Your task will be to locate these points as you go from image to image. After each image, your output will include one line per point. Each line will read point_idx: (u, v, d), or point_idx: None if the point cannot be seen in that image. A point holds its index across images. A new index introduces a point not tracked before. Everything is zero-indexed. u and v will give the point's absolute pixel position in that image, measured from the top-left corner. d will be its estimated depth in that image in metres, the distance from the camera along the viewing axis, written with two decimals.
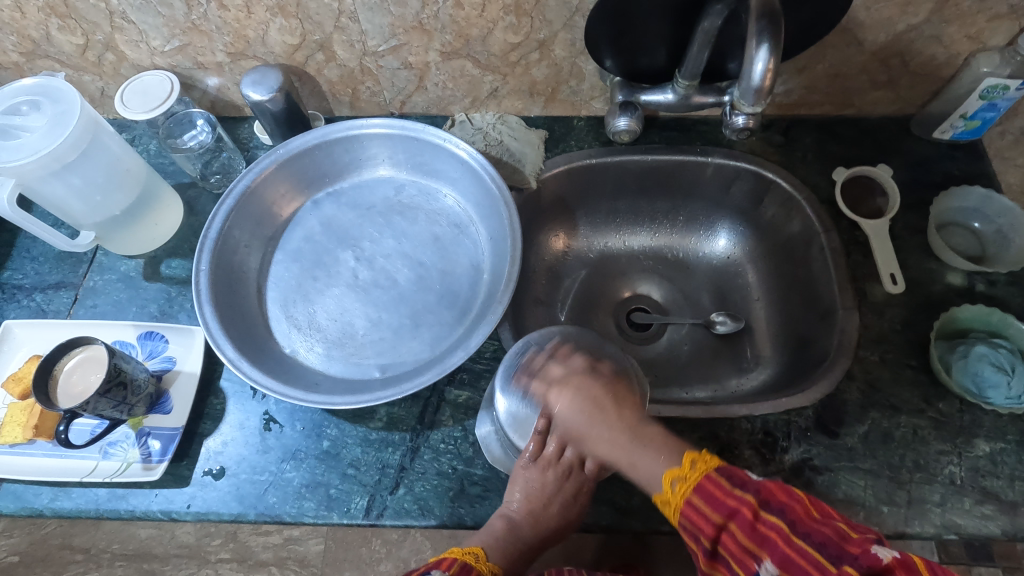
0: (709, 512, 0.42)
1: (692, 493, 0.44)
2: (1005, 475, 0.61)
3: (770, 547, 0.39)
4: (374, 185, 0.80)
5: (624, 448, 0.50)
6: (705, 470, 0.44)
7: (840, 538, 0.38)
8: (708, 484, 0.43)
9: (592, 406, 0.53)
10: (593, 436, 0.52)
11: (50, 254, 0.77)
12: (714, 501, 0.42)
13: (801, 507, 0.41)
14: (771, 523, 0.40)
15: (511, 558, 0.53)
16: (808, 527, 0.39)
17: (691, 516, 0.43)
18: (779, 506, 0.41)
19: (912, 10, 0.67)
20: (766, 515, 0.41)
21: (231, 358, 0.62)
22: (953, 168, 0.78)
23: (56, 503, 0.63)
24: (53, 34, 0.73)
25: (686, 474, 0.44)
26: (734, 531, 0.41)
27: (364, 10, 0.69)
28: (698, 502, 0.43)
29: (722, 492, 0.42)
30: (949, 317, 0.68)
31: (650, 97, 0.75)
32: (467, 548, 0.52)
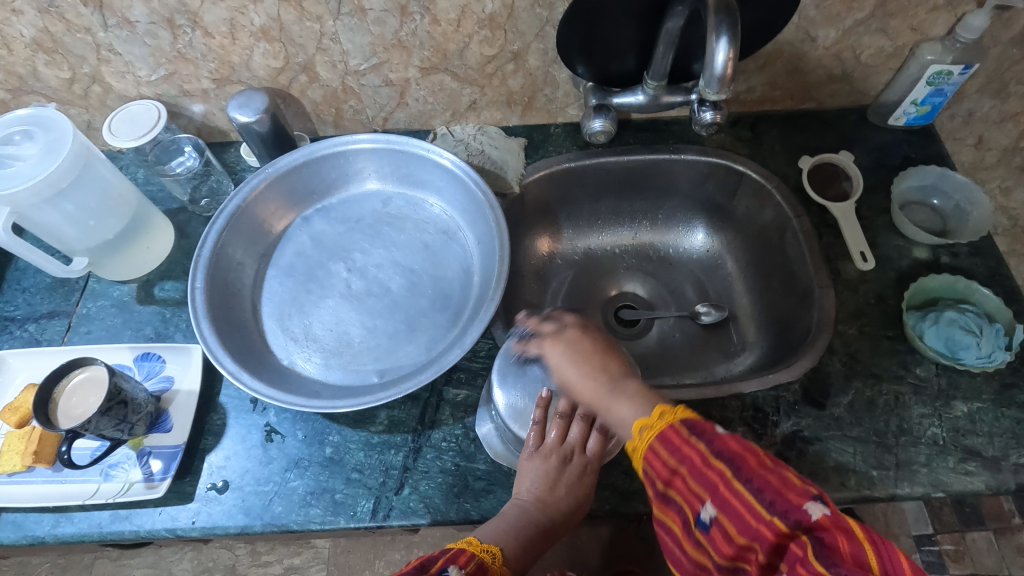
0: (668, 457, 0.46)
1: (655, 440, 0.47)
2: (984, 432, 0.64)
3: (714, 492, 0.43)
4: (362, 199, 0.83)
5: (600, 396, 0.53)
6: (670, 421, 0.47)
7: (782, 487, 0.41)
8: (669, 431, 0.46)
9: (583, 355, 0.55)
10: (579, 384, 0.54)
11: (42, 284, 0.77)
12: (671, 447, 0.46)
13: (751, 456, 0.43)
14: (717, 467, 0.43)
15: (526, 547, 0.53)
16: (752, 474, 0.42)
17: (652, 462, 0.47)
18: (731, 454, 0.43)
19: (858, 5, 0.72)
20: (715, 462, 0.43)
21: (231, 370, 0.63)
22: (910, 152, 0.83)
23: (59, 529, 0.62)
24: (40, 69, 0.75)
25: (653, 423, 0.48)
26: (685, 477, 0.45)
27: (345, 30, 0.72)
28: (658, 448, 0.46)
29: (679, 440, 0.45)
30: (918, 286, 0.71)
31: (622, 100, 0.78)
32: (484, 546, 0.52)
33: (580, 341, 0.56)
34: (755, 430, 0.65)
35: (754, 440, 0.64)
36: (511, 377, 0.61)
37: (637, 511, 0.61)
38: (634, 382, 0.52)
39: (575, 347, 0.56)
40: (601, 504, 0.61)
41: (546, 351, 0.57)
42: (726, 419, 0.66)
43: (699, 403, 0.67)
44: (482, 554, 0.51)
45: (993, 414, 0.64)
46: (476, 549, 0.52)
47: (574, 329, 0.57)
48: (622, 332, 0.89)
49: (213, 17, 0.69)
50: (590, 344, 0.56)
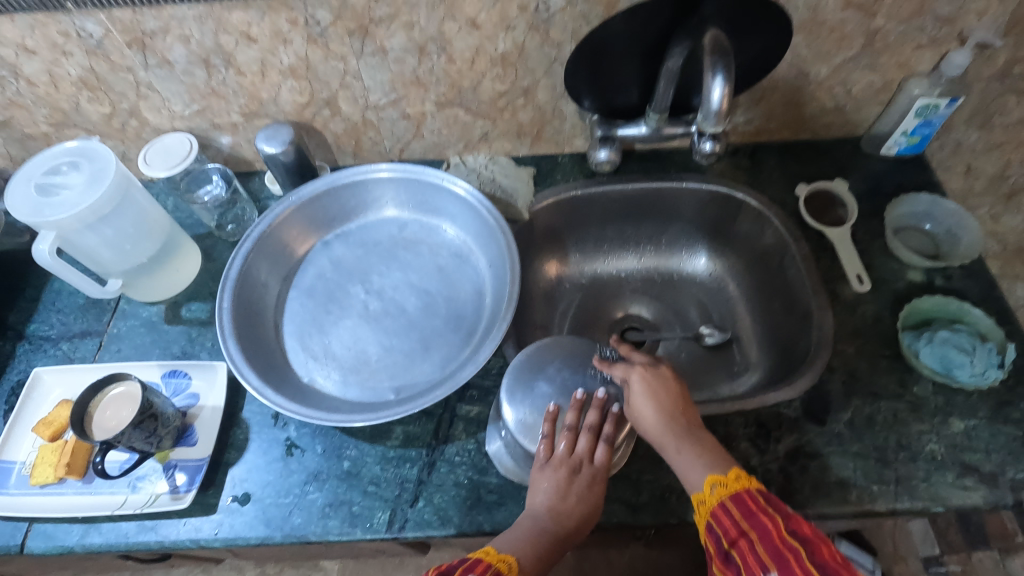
0: (740, 518, 0.53)
1: (727, 498, 0.54)
2: (981, 448, 0.66)
3: (783, 563, 0.48)
4: (379, 224, 0.87)
5: (668, 439, 0.59)
6: (745, 486, 0.55)
7: (849, 575, 0.46)
8: (744, 495, 0.54)
9: (666, 397, 0.61)
10: (647, 420, 0.60)
11: (75, 305, 0.81)
12: (747, 512, 0.53)
13: (821, 544, 0.49)
14: (792, 545, 0.49)
15: (539, 555, 0.55)
16: (823, 560, 0.48)
17: (720, 517, 0.54)
18: (802, 536, 0.50)
19: (846, 44, 0.77)
20: (789, 538, 0.49)
21: (256, 387, 0.66)
22: (903, 179, 0.87)
23: (86, 540, 0.65)
24: (83, 104, 0.80)
25: (726, 482, 0.55)
26: (753, 540, 0.50)
27: (367, 68, 0.77)
28: (731, 507, 0.54)
29: (756, 506, 0.53)
30: (912, 307, 0.74)
31: (626, 131, 0.82)
32: (501, 556, 0.55)
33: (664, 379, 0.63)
34: (758, 446, 0.67)
35: (757, 456, 0.66)
36: (519, 394, 0.62)
37: (645, 524, 0.63)
38: (706, 438, 0.60)
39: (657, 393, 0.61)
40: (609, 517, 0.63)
41: (634, 379, 0.62)
42: (730, 435, 0.68)
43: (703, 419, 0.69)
44: (498, 564, 0.54)
45: (989, 430, 0.66)
46: (493, 558, 0.55)
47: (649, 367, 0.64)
48: None
49: (246, 57, 0.75)
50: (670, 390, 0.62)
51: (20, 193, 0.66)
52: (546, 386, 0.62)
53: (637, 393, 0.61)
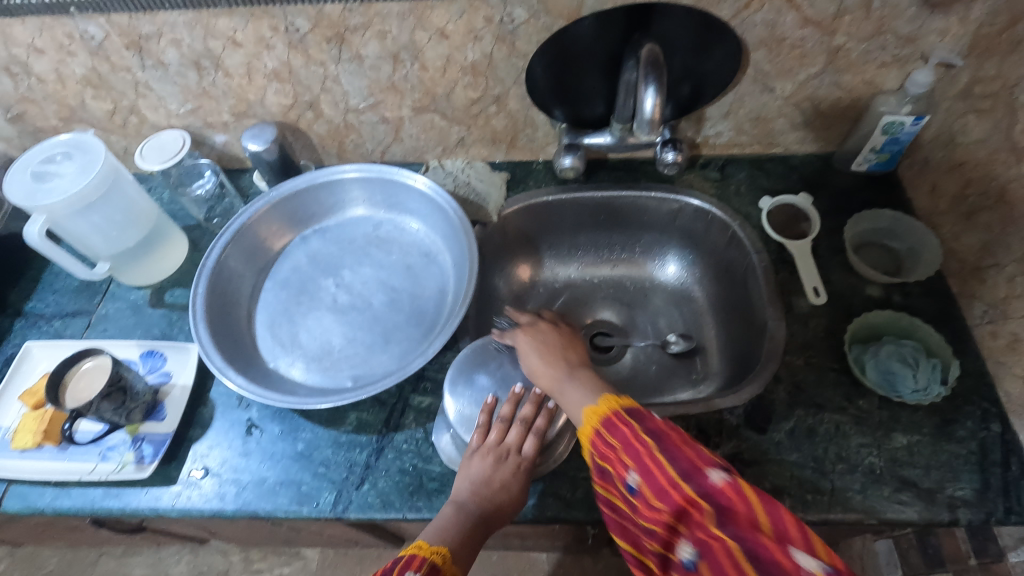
0: (608, 436, 0.57)
1: (599, 423, 0.58)
2: (921, 464, 0.66)
3: (636, 463, 0.54)
4: (355, 222, 0.91)
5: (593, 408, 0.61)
6: (613, 407, 0.58)
7: (690, 458, 0.52)
8: (613, 417, 0.57)
9: (546, 348, 0.68)
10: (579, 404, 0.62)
11: (70, 287, 0.87)
12: (612, 429, 0.56)
13: (677, 439, 0.54)
14: (645, 442, 0.54)
15: (465, 539, 0.58)
16: (672, 446, 0.53)
17: (598, 444, 0.58)
18: (655, 430, 0.54)
19: (809, 61, 0.78)
20: (643, 437, 0.54)
21: (219, 367, 0.71)
22: (871, 196, 0.87)
23: (57, 502, 0.69)
24: (88, 101, 0.87)
25: (598, 409, 0.59)
26: (620, 450, 0.55)
27: (345, 74, 0.82)
28: (603, 430, 0.57)
29: (618, 421, 0.56)
30: (861, 321, 0.75)
31: (592, 139, 0.85)
32: (434, 548, 0.57)
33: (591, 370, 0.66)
34: None
35: None
36: (461, 385, 0.66)
37: (577, 519, 0.65)
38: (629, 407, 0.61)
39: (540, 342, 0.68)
40: (543, 511, 0.65)
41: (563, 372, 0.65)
42: None
43: None
44: (433, 556, 0.56)
45: (931, 447, 0.66)
46: (427, 551, 0.56)
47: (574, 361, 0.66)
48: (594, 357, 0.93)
49: (233, 60, 0.80)
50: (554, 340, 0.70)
51: (18, 179, 0.72)
52: (486, 379, 0.66)
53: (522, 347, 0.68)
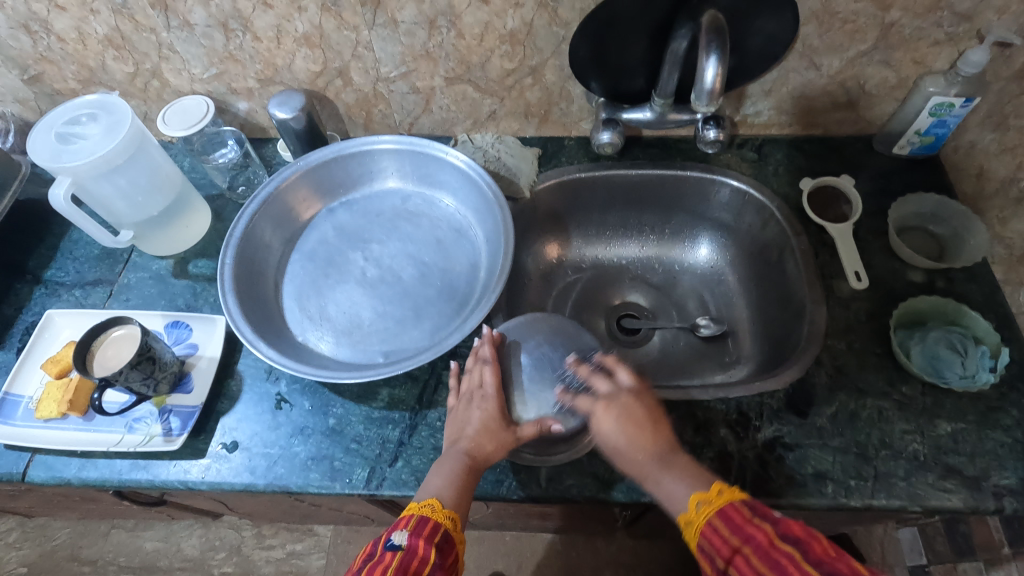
0: (729, 534, 0.48)
1: (714, 515, 0.50)
2: (966, 451, 0.65)
3: (778, 574, 0.43)
4: (383, 195, 0.89)
5: (647, 470, 0.56)
6: (732, 500, 0.50)
7: (851, 573, 0.41)
8: (729, 510, 0.49)
9: (635, 424, 0.58)
10: (627, 455, 0.58)
11: (90, 255, 0.85)
12: (733, 526, 0.48)
13: (817, 543, 0.44)
14: (785, 552, 0.44)
15: (444, 480, 0.58)
16: (821, 559, 0.43)
17: (710, 538, 0.49)
18: (795, 537, 0.45)
19: (860, 37, 0.76)
20: (781, 544, 0.45)
21: (250, 339, 0.69)
22: (912, 180, 0.85)
23: (83, 473, 0.68)
24: (109, 63, 0.84)
25: (712, 498, 0.51)
26: (748, 555, 0.46)
27: (379, 40, 0.79)
28: (719, 524, 0.49)
29: (743, 519, 0.48)
30: (907, 306, 0.73)
31: (631, 115, 0.83)
32: (421, 498, 0.58)
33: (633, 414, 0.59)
34: (736, 433, 0.67)
35: (735, 442, 0.67)
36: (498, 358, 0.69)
37: (616, 500, 0.64)
38: (683, 459, 0.57)
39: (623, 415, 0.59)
40: (581, 491, 0.64)
41: (599, 414, 0.59)
42: (710, 420, 0.68)
43: (684, 403, 0.69)
44: (422, 509, 0.56)
45: (977, 434, 0.65)
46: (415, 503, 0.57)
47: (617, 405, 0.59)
48: (622, 339, 0.92)
49: (263, 23, 0.77)
50: (641, 411, 0.59)
51: (42, 140, 0.69)
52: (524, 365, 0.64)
53: (603, 429, 0.59)
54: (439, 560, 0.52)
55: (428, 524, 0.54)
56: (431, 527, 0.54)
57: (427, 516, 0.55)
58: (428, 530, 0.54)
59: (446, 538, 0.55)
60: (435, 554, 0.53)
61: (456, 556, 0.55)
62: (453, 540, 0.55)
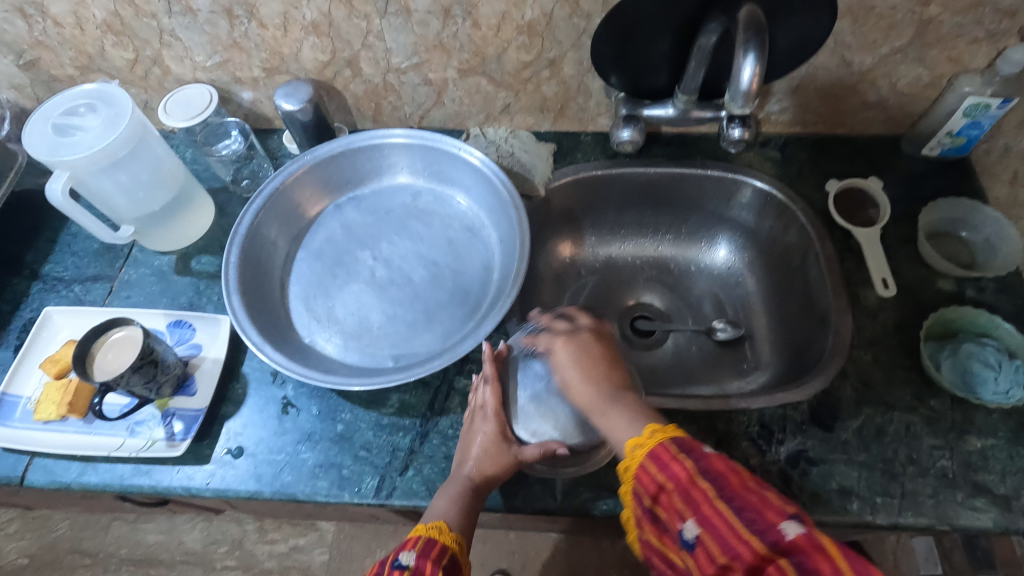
0: (656, 473, 0.47)
1: (646, 457, 0.48)
2: (997, 470, 0.62)
3: (699, 513, 0.43)
4: (393, 191, 0.86)
5: (597, 402, 0.56)
6: (662, 440, 0.48)
7: (762, 504, 0.42)
8: (659, 448, 0.48)
9: (590, 360, 0.59)
10: (577, 388, 0.57)
11: (90, 250, 0.82)
12: (660, 463, 0.47)
13: (736, 476, 0.44)
14: (704, 487, 0.44)
15: (449, 505, 0.56)
16: (734, 493, 0.43)
17: (642, 477, 0.48)
18: (713, 473, 0.44)
19: (895, 34, 0.72)
20: (700, 479, 0.44)
21: (256, 342, 0.66)
22: (942, 183, 0.83)
23: (84, 478, 0.66)
24: (108, 49, 0.80)
25: (644, 441, 0.49)
26: (670, 493, 0.46)
27: (390, 29, 0.76)
28: (648, 465, 0.48)
29: (669, 456, 0.47)
30: (938, 316, 0.71)
31: (651, 112, 0.79)
32: (428, 520, 0.55)
33: (589, 349, 0.60)
34: (759, 446, 0.65)
35: (757, 456, 0.64)
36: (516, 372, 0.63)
37: (634, 515, 0.62)
38: (630, 396, 0.55)
39: (577, 353, 0.59)
40: (599, 506, 0.63)
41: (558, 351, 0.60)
42: (731, 433, 0.66)
43: (704, 415, 0.67)
44: (429, 531, 0.53)
45: (1008, 452, 0.63)
46: (422, 527, 0.54)
47: (568, 335, 0.61)
48: (636, 343, 0.89)
49: (269, 9, 0.74)
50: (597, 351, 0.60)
51: (38, 132, 0.66)
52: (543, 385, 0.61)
53: (566, 376, 0.58)
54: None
55: (435, 546, 0.52)
56: (437, 549, 0.51)
57: (433, 537, 0.53)
58: (435, 553, 0.51)
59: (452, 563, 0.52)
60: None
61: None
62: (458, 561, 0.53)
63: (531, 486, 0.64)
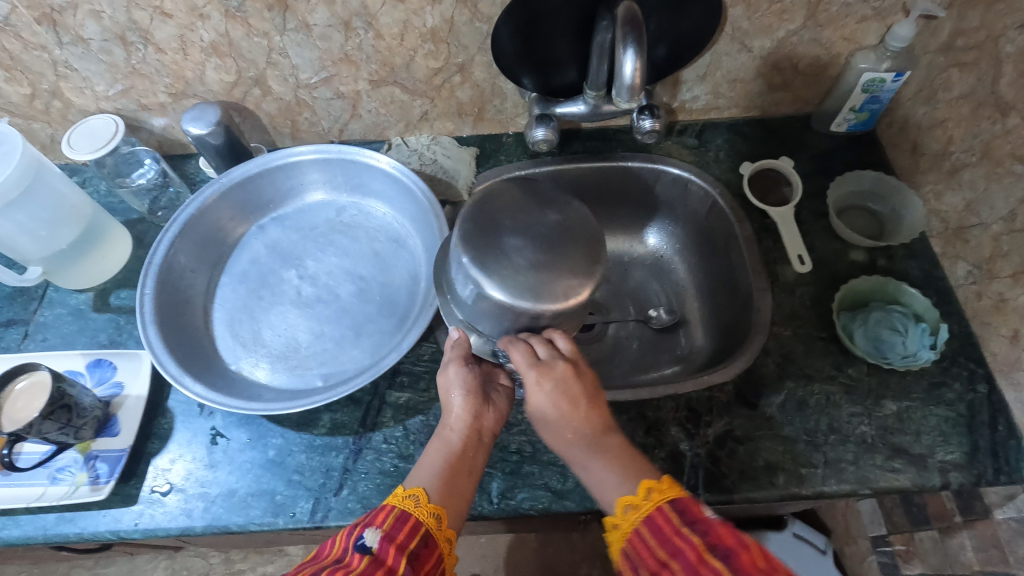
0: (656, 547, 0.46)
1: (642, 523, 0.48)
2: (912, 430, 0.65)
3: None
4: (316, 208, 0.85)
5: (575, 450, 0.56)
6: (660, 502, 0.49)
7: None
8: (658, 518, 0.48)
9: (568, 401, 0.56)
10: (558, 425, 0.56)
11: (1, 294, 0.79)
12: (661, 537, 0.46)
13: (747, 555, 0.42)
14: (712, 565, 0.42)
15: (434, 475, 0.55)
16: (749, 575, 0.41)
17: (637, 545, 0.48)
18: (722, 549, 0.43)
19: (788, 17, 0.74)
20: (708, 556, 0.43)
21: (174, 375, 0.65)
22: (850, 157, 0.86)
23: (4, 532, 0.63)
24: (1, 85, 0.77)
25: (640, 503, 0.49)
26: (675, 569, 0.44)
27: (293, 45, 0.75)
28: (645, 533, 0.48)
29: (671, 530, 0.46)
30: (849, 288, 0.73)
31: (564, 109, 0.80)
32: (408, 492, 0.53)
33: (565, 394, 0.56)
34: (687, 430, 0.66)
35: (686, 440, 0.66)
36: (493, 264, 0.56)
37: (569, 510, 0.63)
38: (614, 440, 0.56)
39: (554, 397, 0.55)
40: (535, 504, 0.63)
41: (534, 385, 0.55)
42: (660, 420, 0.67)
43: (634, 404, 0.68)
44: (406, 501, 0.52)
45: (921, 412, 0.66)
46: (399, 498, 0.52)
47: (541, 373, 0.55)
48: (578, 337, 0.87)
49: (164, 33, 0.72)
50: (579, 387, 0.56)
51: None
52: (514, 239, 0.57)
53: (538, 404, 0.56)
54: (410, 570, 0.47)
55: (405, 524, 0.50)
56: (409, 526, 0.50)
57: (408, 514, 0.51)
58: (404, 536, 0.49)
59: (426, 540, 0.50)
60: (407, 563, 0.47)
61: (437, 561, 0.50)
62: (434, 543, 0.51)
63: None
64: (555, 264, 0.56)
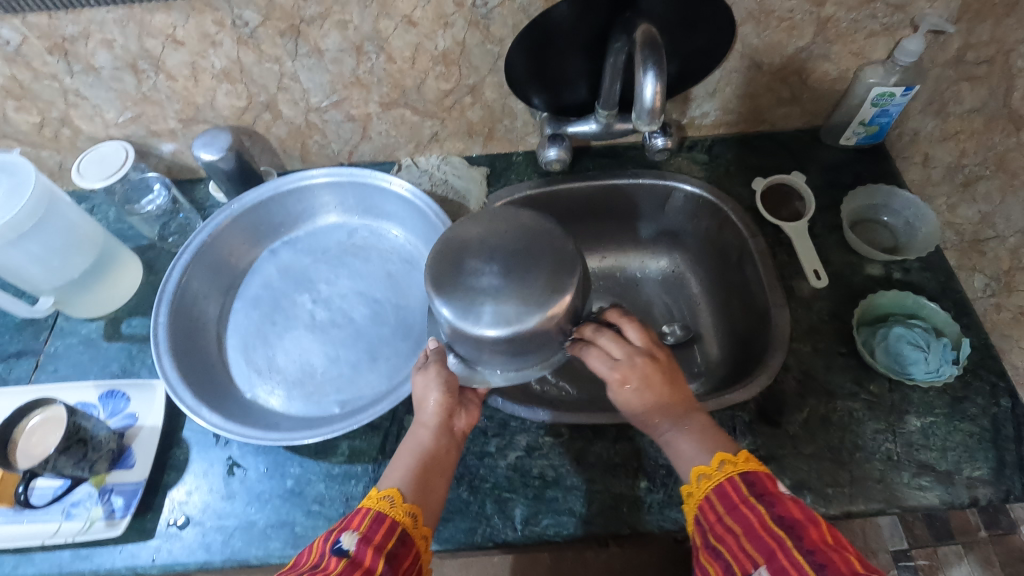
0: (724, 514, 0.47)
1: (712, 491, 0.49)
2: (937, 446, 0.64)
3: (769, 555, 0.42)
4: (327, 231, 0.85)
5: (664, 430, 0.56)
6: (731, 474, 0.49)
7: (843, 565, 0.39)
8: (727, 487, 0.48)
9: (651, 389, 0.56)
10: (647, 415, 0.56)
11: (11, 324, 0.79)
12: (729, 504, 0.47)
13: (815, 530, 0.42)
14: (776, 533, 0.43)
15: (406, 477, 0.54)
16: (813, 547, 0.41)
17: (706, 510, 0.48)
18: (789, 521, 0.43)
19: (798, 33, 0.74)
20: (775, 526, 0.43)
21: (191, 406, 0.63)
22: (861, 170, 0.86)
23: (19, 570, 0.62)
24: (10, 114, 0.77)
25: (712, 472, 0.50)
26: (740, 536, 0.44)
27: (304, 70, 0.74)
28: (715, 500, 0.48)
29: (739, 500, 0.46)
30: (869, 303, 0.73)
31: (576, 128, 0.80)
32: (382, 494, 0.52)
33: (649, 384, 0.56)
34: None
35: None
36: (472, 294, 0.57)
37: (595, 535, 0.62)
38: (702, 414, 0.55)
39: (640, 392, 0.55)
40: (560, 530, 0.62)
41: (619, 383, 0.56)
42: None
43: None
44: (381, 503, 0.51)
45: (946, 428, 0.65)
46: (374, 500, 0.51)
47: (621, 371, 0.56)
48: None
49: (175, 61, 0.72)
50: (659, 375, 0.56)
51: None
52: (476, 261, 0.58)
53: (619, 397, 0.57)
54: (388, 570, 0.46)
55: (382, 526, 0.48)
56: (385, 527, 0.48)
57: (384, 515, 0.49)
58: (380, 537, 0.48)
59: (403, 537, 0.49)
60: (384, 563, 0.46)
61: (414, 560, 0.49)
62: (410, 541, 0.49)
63: (490, 520, 0.63)
64: (511, 287, 0.56)
